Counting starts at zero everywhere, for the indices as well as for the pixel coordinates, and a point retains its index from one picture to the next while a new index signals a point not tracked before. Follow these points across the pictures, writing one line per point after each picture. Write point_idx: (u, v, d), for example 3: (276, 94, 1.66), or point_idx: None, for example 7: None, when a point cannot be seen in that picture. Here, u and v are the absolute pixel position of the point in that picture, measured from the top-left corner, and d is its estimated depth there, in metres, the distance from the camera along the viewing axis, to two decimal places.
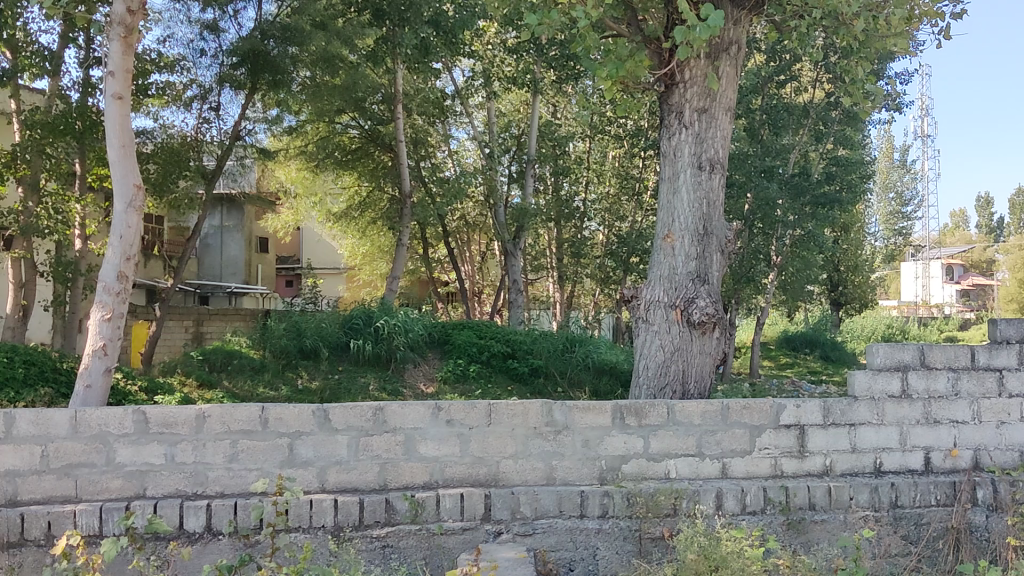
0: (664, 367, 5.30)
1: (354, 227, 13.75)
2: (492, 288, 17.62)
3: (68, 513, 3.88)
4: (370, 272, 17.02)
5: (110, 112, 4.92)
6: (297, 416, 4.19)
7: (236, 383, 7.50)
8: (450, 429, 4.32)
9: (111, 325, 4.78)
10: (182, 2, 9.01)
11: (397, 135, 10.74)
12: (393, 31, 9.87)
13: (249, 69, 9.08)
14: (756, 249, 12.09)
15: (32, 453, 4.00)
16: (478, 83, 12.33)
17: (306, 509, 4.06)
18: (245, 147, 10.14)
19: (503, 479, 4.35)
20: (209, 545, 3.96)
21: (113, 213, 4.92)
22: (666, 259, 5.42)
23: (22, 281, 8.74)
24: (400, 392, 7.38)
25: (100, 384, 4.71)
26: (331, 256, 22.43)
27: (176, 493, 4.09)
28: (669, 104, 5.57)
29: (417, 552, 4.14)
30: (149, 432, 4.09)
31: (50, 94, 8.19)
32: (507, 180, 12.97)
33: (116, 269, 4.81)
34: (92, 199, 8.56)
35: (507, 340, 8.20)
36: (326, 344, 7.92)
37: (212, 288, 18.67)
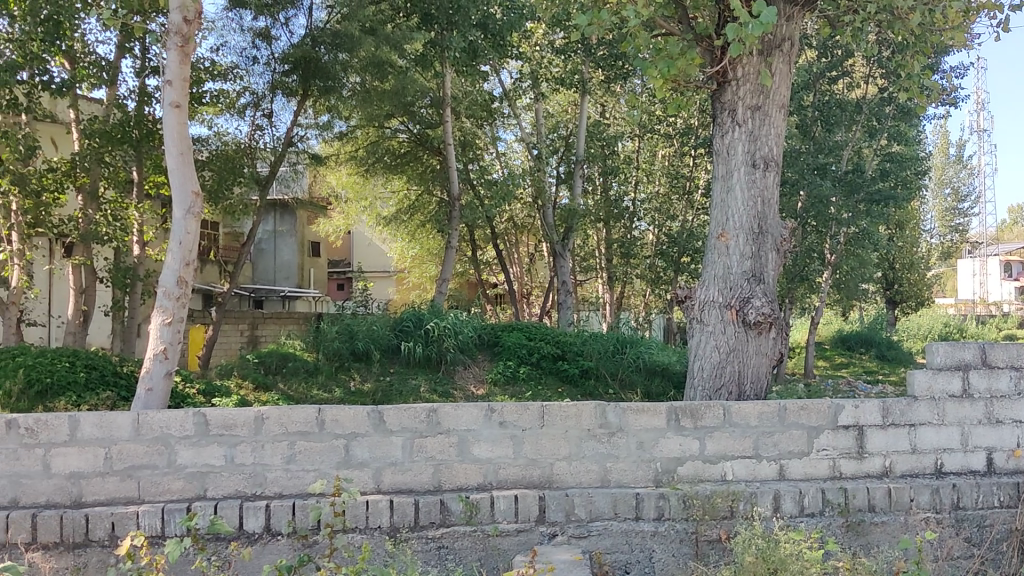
0: (720, 368, 5.27)
1: (404, 230, 13.86)
2: (541, 289, 17.73)
3: (130, 514, 3.95)
4: (420, 275, 17.14)
5: (168, 121, 5.02)
6: (353, 418, 4.23)
7: (290, 386, 7.55)
8: (503, 430, 4.33)
9: (172, 329, 4.87)
10: (235, 11, 9.12)
11: (446, 138, 10.77)
12: (441, 34, 9.89)
13: (300, 75, 9.24)
14: (810, 248, 11.91)
15: (96, 455, 4.08)
16: (526, 84, 12.35)
17: (362, 509, 4.09)
18: (298, 153, 10.27)
19: (558, 481, 4.35)
20: (268, 546, 4.01)
21: (172, 220, 5.01)
22: (720, 259, 5.37)
23: (82, 288, 8.92)
24: (451, 393, 7.38)
25: (160, 386, 4.82)
26: (381, 260, 22.63)
27: (236, 494, 4.15)
28: (721, 102, 5.52)
29: (472, 554, 4.15)
30: (210, 433, 4.16)
31: (107, 103, 8.35)
32: (556, 181, 12.92)
33: (175, 274, 4.91)
34: (150, 206, 8.70)
35: (557, 342, 8.19)
36: (378, 347, 7.97)
37: (266, 292, 18.92)
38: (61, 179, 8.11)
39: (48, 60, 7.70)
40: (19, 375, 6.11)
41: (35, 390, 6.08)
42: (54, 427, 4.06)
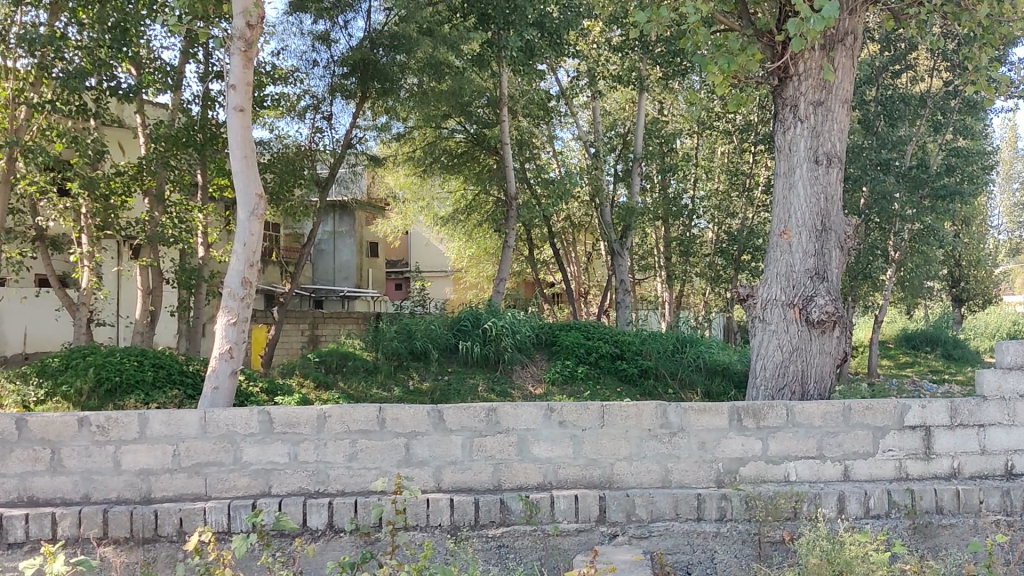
0: (783, 367, 5.21)
1: (461, 230, 13.93)
2: (599, 288, 17.73)
3: (198, 510, 4.03)
4: (477, 274, 17.21)
5: (232, 124, 5.10)
6: (413, 417, 4.26)
7: (350, 384, 7.61)
8: (563, 430, 4.33)
9: (236, 329, 4.96)
10: (295, 15, 9.27)
11: (503, 138, 10.78)
12: (498, 34, 9.87)
13: (359, 78, 9.33)
14: (873, 245, 11.68)
15: (165, 452, 4.16)
16: (583, 82, 12.29)
17: (423, 507, 4.12)
18: (357, 154, 10.38)
19: (618, 482, 4.34)
20: (332, 542, 4.06)
21: (237, 222, 5.10)
22: (783, 257, 5.30)
23: (149, 289, 9.12)
24: (509, 393, 7.39)
25: (226, 385, 4.91)
26: (439, 260, 22.76)
27: (300, 491, 4.21)
28: (783, 98, 5.45)
29: (533, 553, 4.15)
30: (274, 431, 4.22)
31: (172, 108, 8.52)
32: (614, 179, 12.83)
33: (240, 275, 4.99)
34: (214, 208, 8.85)
35: (616, 341, 8.15)
36: (436, 346, 8.02)
37: (326, 292, 19.15)
38: (129, 182, 8.30)
39: (115, 66, 7.86)
40: (89, 374, 6.26)
41: (105, 388, 6.24)
42: (125, 425, 4.15)
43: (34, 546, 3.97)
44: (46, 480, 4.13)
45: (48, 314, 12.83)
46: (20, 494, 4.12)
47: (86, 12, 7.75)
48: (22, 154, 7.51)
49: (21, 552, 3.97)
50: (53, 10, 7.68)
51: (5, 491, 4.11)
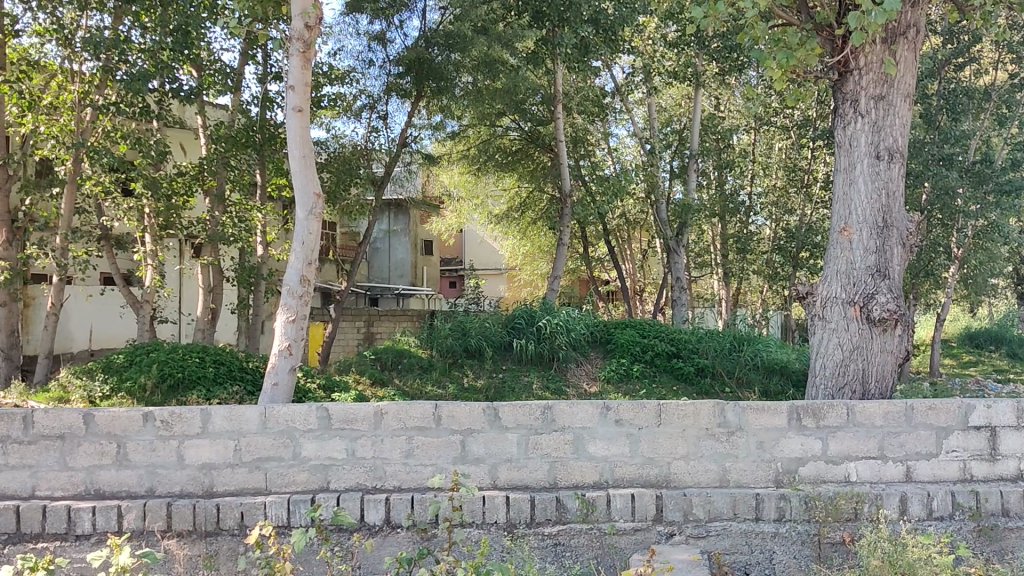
0: (843, 366, 5.15)
1: (515, 228, 13.95)
2: (654, 286, 17.64)
3: (259, 505, 4.09)
4: (531, 272, 17.25)
5: (291, 124, 5.17)
6: (469, 414, 4.28)
7: (405, 381, 7.66)
8: (620, 428, 4.31)
9: (295, 326, 5.03)
10: (352, 16, 9.36)
11: (558, 135, 10.75)
12: (553, 31, 9.83)
13: (414, 77, 9.44)
14: (935, 242, 11.44)
15: (227, 447, 4.24)
16: (638, 78, 12.20)
17: (479, 504, 4.14)
18: (412, 153, 10.46)
19: (675, 481, 4.31)
20: (389, 537, 4.10)
21: (295, 220, 5.17)
22: (843, 254, 5.22)
23: (210, 286, 9.29)
24: (564, 390, 7.36)
25: (285, 382, 4.99)
26: (493, 258, 22.79)
27: (358, 487, 4.26)
28: (843, 92, 5.37)
29: (589, 552, 4.15)
30: (332, 427, 4.27)
31: (232, 109, 8.66)
32: (669, 176, 12.72)
33: (298, 272, 5.06)
34: (272, 207, 8.99)
35: (672, 339, 8.08)
36: (491, 344, 8.04)
37: (381, 290, 19.31)
38: (191, 183, 8.46)
39: (176, 69, 8.00)
40: (152, 370, 6.39)
41: (168, 383, 6.37)
42: (188, 420, 4.24)
43: (101, 538, 4.07)
44: (112, 473, 4.22)
45: (114, 311, 13.14)
46: (87, 487, 4.22)
47: (149, 16, 7.93)
48: (88, 155, 7.68)
49: (88, 544, 4.07)
50: (117, 14, 7.86)
51: (73, 484, 4.22)
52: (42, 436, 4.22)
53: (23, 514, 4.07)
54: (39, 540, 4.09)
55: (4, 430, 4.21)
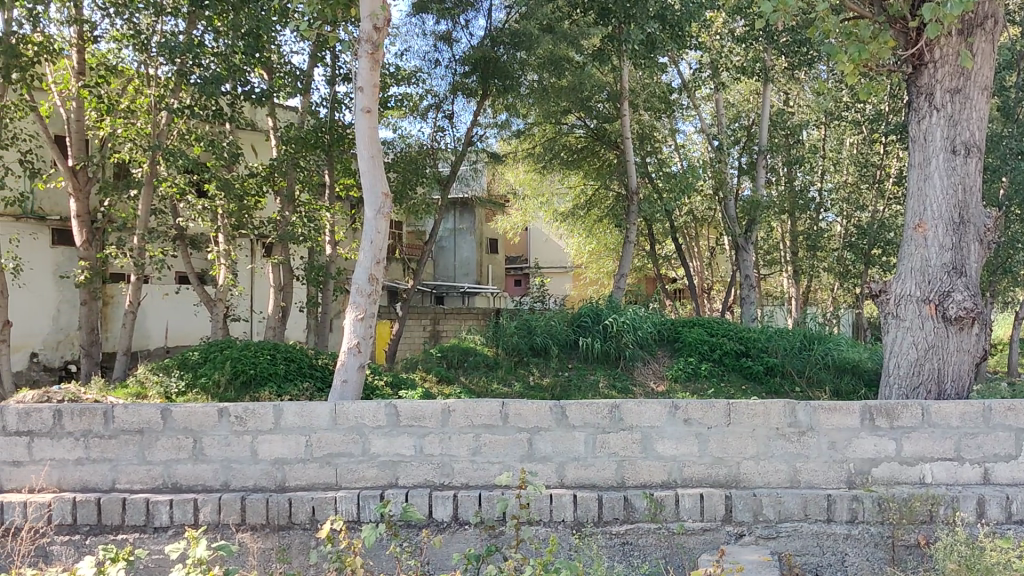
0: (918, 365, 5.04)
1: (581, 226, 13.95)
2: (722, 284, 17.50)
3: (330, 500, 4.16)
4: (597, 270, 17.22)
5: (359, 124, 5.24)
6: (536, 412, 4.29)
7: (472, 379, 7.70)
8: (688, 428, 4.29)
9: (363, 324, 5.10)
10: (418, 17, 9.44)
11: (624, 132, 10.68)
12: (619, 28, 9.74)
13: (480, 77, 9.49)
14: (1014, 238, 11.12)
15: (298, 443, 4.32)
16: (706, 74, 12.06)
17: (546, 502, 4.15)
18: (477, 152, 10.52)
19: (744, 481, 4.27)
20: (457, 534, 4.14)
21: (364, 220, 5.23)
22: (918, 251, 5.11)
23: (280, 284, 9.46)
24: (631, 389, 7.33)
25: (354, 379, 5.07)
26: (558, 255, 22.77)
27: (426, 483, 4.31)
28: (917, 86, 5.25)
29: (657, 551, 4.14)
30: (400, 424, 4.32)
31: (302, 111, 8.81)
32: (737, 172, 12.56)
33: (367, 271, 5.12)
34: (340, 207, 9.11)
35: (741, 338, 7.98)
36: (556, 342, 8.03)
37: (447, 288, 19.44)
38: (262, 183, 8.63)
39: (248, 72, 8.15)
40: (226, 367, 6.52)
41: (241, 380, 6.49)
42: (261, 416, 4.32)
43: (179, 530, 4.17)
44: (188, 467, 4.33)
45: (188, 309, 13.45)
46: (165, 480, 4.33)
47: (221, 21, 8.11)
48: (164, 157, 7.85)
49: (166, 536, 4.18)
50: (191, 19, 8.05)
51: (151, 477, 4.33)
52: (122, 431, 4.34)
53: (104, 506, 4.19)
54: (119, 532, 4.20)
55: (85, 425, 4.33)
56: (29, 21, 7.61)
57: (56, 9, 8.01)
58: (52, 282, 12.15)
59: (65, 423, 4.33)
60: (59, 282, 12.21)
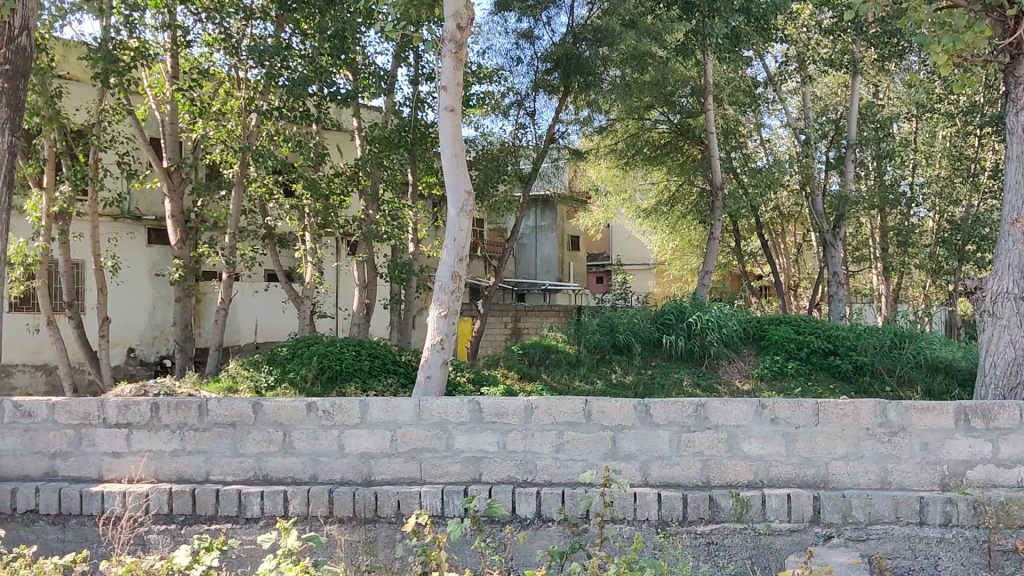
0: (1016, 364, 4.87)
1: (664, 222, 13.82)
2: (809, 280, 17.21)
3: (414, 494, 4.22)
4: (681, 266, 17.05)
5: (443, 123, 5.29)
6: (620, 410, 4.27)
7: (553, 376, 7.68)
8: (775, 427, 4.22)
9: (447, 321, 5.15)
10: (501, 15, 9.49)
11: (708, 127, 10.49)
12: (703, 22, 9.45)
13: (561, 73, 9.56)
14: None
15: (383, 438, 4.39)
16: (792, 67, 11.79)
17: (630, 501, 4.13)
18: (559, 149, 10.57)
19: (833, 481, 4.19)
20: (541, 531, 4.17)
21: (448, 218, 5.28)
22: (1016, 247, 4.96)
23: (365, 282, 9.61)
24: (715, 388, 7.24)
25: (438, 375, 5.15)
26: (642, 253, 22.60)
27: (509, 480, 4.33)
28: (1015, 76, 5.09)
29: (743, 552, 4.09)
30: (484, 421, 4.35)
31: (386, 110, 8.93)
32: (824, 167, 12.33)
33: (450, 269, 5.17)
34: (423, 205, 9.21)
35: (829, 335, 7.80)
36: (639, 339, 7.97)
37: (529, 285, 19.44)
38: (347, 183, 8.78)
39: (333, 73, 8.28)
40: (313, 363, 6.67)
41: (327, 375, 6.62)
42: (348, 411, 4.41)
43: (269, 522, 4.28)
44: (278, 460, 4.44)
45: (276, 306, 13.77)
46: (256, 473, 4.44)
47: (309, 23, 8.35)
48: (253, 158, 8.03)
49: (257, 526, 4.29)
50: (279, 22, 8.25)
51: (243, 469, 4.45)
52: (216, 424, 4.47)
53: (198, 496, 4.32)
54: (213, 522, 4.33)
55: (181, 418, 4.48)
56: (126, 27, 7.89)
57: (150, 15, 8.26)
58: (148, 281, 12.54)
59: (162, 416, 4.48)
60: (154, 280, 12.61)
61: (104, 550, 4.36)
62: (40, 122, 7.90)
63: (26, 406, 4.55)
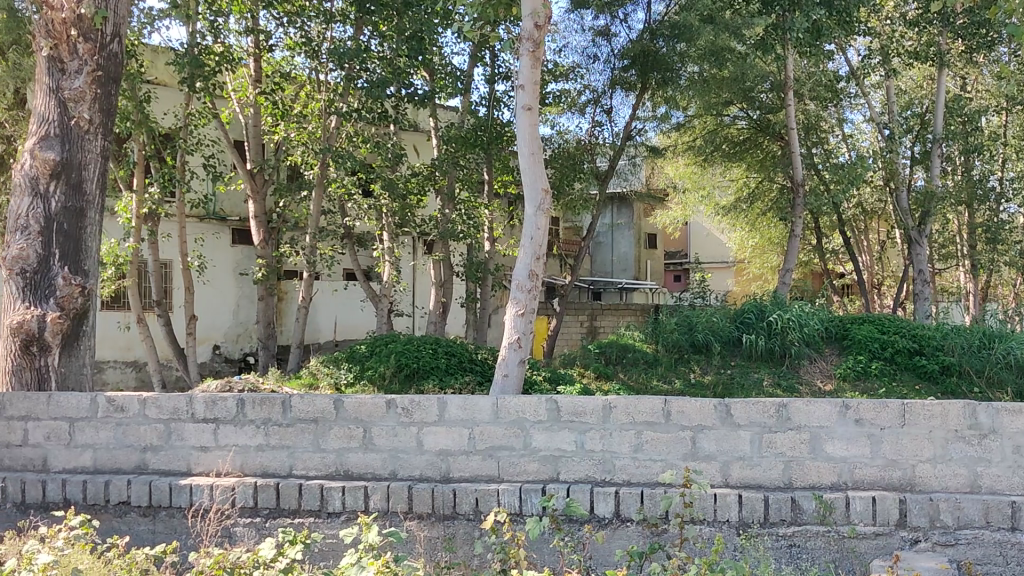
0: None
1: (743, 219, 13.60)
2: (893, 279, 16.79)
3: (493, 492, 4.25)
4: (761, 265, 16.78)
5: (521, 122, 5.31)
6: (700, 410, 4.23)
7: (631, 376, 7.66)
8: (860, 428, 4.14)
9: (524, 320, 5.16)
10: (578, 13, 9.49)
11: (789, 123, 10.31)
12: (784, 17, 9.36)
13: (639, 69, 9.51)
14: None
15: (461, 435, 4.42)
16: (875, 60, 11.51)
17: (710, 502, 4.09)
18: (636, 146, 10.52)
19: (920, 484, 4.09)
20: (619, 531, 4.15)
21: (525, 217, 5.29)
22: None
23: (442, 281, 9.68)
24: (797, 388, 7.13)
25: (515, 373, 5.17)
26: (721, 251, 22.28)
27: (587, 479, 4.33)
28: None
29: (826, 554, 4.02)
30: (561, 419, 4.35)
31: (463, 110, 9.00)
32: (909, 162, 12.03)
33: (527, 267, 5.19)
34: (498, 204, 9.25)
35: (914, 335, 7.60)
36: (718, 339, 7.87)
37: (605, 284, 19.32)
38: (423, 182, 8.86)
39: (411, 74, 8.36)
40: (391, 360, 6.76)
41: (405, 373, 6.70)
42: (426, 408, 4.45)
43: (351, 516, 4.36)
44: (359, 456, 4.50)
45: (355, 305, 13.98)
46: (338, 468, 4.52)
47: (386, 26, 8.37)
48: (333, 160, 8.16)
49: (339, 521, 4.37)
50: (358, 25, 8.39)
51: (325, 464, 4.53)
52: (299, 420, 4.56)
53: (282, 490, 4.42)
54: (296, 516, 4.42)
55: (265, 414, 4.58)
56: (212, 33, 8.10)
57: (234, 21, 8.48)
58: (232, 279, 12.85)
59: (247, 411, 4.59)
60: (238, 279, 12.91)
61: (192, 542, 4.48)
62: (129, 127, 8.11)
63: (119, 401, 4.71)
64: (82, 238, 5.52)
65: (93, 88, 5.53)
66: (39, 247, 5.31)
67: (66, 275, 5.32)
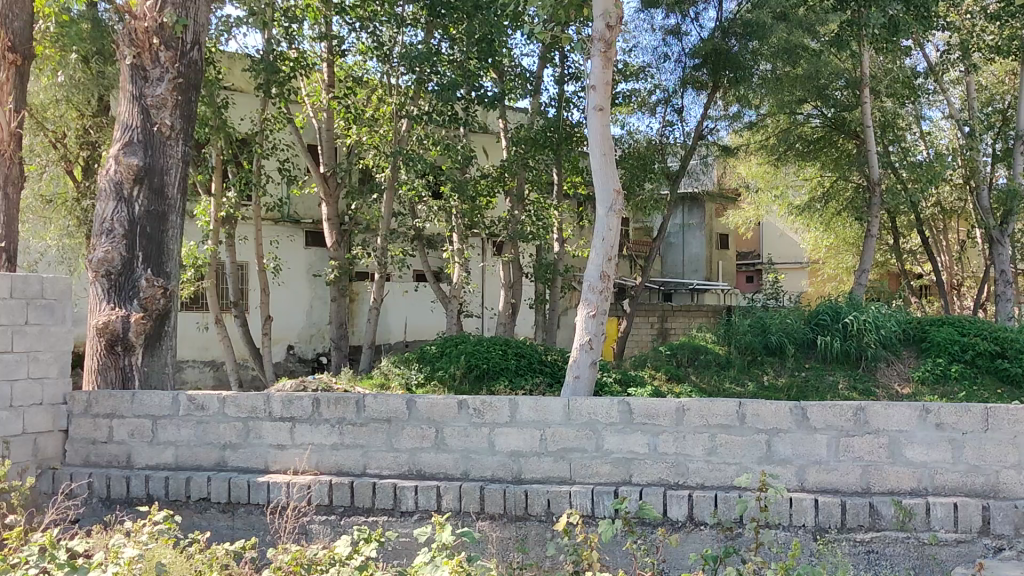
0: None
1: (818, 219, 13.33)
2: (974, 280, 16.32)
3: (564, 494, 4.25)
4: (836, 265, 16.47)
5: (592, 123, 5.30)
6: (775, 413, 4.18)
7: (703, 378, 7.60)
8: (941, 433, 4.05)
9: (596, 321, 5.15)
10: (647, 12, 9.44)
11: (864, 119, 10.10)
12: (859, 12, 9.18)
13: (711, 69, 9.48)
14: None
15: (533, 436, 4.43)
16: (955, 56, 11.25)
17: (786, 507, 4.02)
18: (708, 145, 10.44)
19: (1004, 491, 3.98)
20: (693, 534, 4.12)
21: (596, 217, 5.27)
22: None
23: (511, 282, 9.73)
24: (873, 391, 7.00)
25: (587, 375, 5.17)
26: (794, 251, 21.91)
27: (660, 482, 4.30)
28: None
29: (906, 561, 3.94)
30: (634, 422, 4.33)
31: (532, 111, 9.02)
32: (990, 160, 11.71)
33: (599, 269, 5.18)
34: (567, 205, 9.23)
35: (996, 336, 7.39)
36: (792, 340, 7.74)
37: (677, 285, 19.13)
38: (494, 184, 8.90)
39: (481, 76, 8.39)
40: (461, 361, 6.84)
41: (475, 374, 6.76)
42: (498, 409, 4.47)
43: (424, 515, 4.41)
44: (431, 456, 4.55)
45: (425, 305, 14.12)
46: (410, 467, 4.57)
47: (457, 29, 8.46)
48: (404, 162, 8.24)
49: (412, 520, 4.42)
50: (429, 29, 8.50)
51: (398, 464, 4.58)
52: (373, 419, 4.62)
53: (357, 489, 4.49)
54: (370, 515, 4.49)
55: (340, 413, 4.65)
56: (286, 39, 8.31)
57: (308, 28, 8.65)
58: (306, 281, 13.08)
59: (323, 411, 4.66)
60: (312, 280, 13.14)
61: (270, 538, 4.57)
62: (208, 132, 8.29)
63: (199, 400, 4.82)
64: (164, 240, 5.67)
65: (175, 94, 5.69)
66: (124, 250, 5.49)
67: (150, 278, 5.49)
